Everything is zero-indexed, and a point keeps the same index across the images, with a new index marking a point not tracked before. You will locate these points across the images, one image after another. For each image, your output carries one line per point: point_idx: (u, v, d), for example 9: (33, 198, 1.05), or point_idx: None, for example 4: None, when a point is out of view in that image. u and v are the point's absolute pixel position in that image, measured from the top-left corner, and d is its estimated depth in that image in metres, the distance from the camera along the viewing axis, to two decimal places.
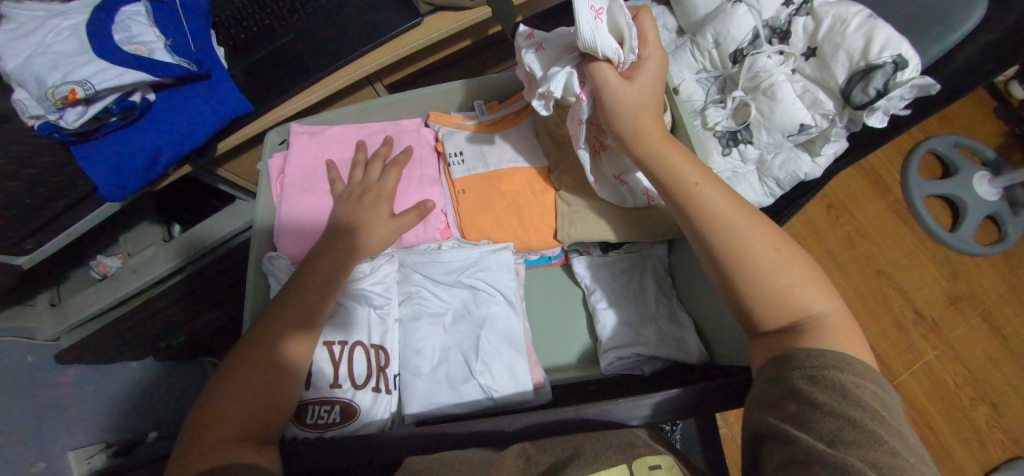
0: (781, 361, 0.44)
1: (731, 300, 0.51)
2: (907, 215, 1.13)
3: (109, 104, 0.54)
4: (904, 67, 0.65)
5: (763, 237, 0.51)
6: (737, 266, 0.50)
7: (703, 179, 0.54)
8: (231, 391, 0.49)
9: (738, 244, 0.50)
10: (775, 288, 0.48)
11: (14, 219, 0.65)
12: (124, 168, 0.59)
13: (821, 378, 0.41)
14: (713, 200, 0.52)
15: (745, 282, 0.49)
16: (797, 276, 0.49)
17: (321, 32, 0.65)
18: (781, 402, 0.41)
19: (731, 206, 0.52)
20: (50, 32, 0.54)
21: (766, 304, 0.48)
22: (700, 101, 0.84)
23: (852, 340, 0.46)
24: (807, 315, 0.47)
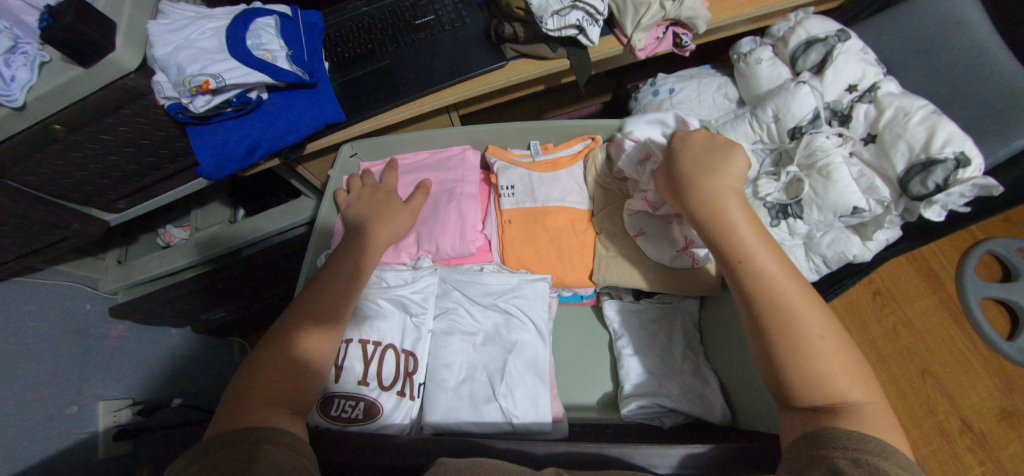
0: (815, 440, 0.44)
1: (769, 371, 0.51)
2: (960, 316, 1.08)
3: (231, 97, 0.63)
4: (967, 165, 0.66)
5: (815, 317, 0.50)
6: (784, 342, 0.49)
7: (759, 249, 0.54)
8: (264, 368, 0.52)
9: (786, 316, 0.50)
10: (817, 371, 0.48)
11: (119, 180, 0.74)
12: (227, 153, 0.66)
13: (865, 463, 0.41)
14: (766, 267, 0.53)
15: (790, 360, 0.49)
16: (843, 363, 0.48)
17: (414, 60, 0.73)
18: None
19: (786, 280, 0.52)
20: (196, 31, 0.64)
21: (807, 384, 0.48)
22: (753, 171, 0.87)
23: (890, 433, 0.46)
24: (845, 401, 0.47)
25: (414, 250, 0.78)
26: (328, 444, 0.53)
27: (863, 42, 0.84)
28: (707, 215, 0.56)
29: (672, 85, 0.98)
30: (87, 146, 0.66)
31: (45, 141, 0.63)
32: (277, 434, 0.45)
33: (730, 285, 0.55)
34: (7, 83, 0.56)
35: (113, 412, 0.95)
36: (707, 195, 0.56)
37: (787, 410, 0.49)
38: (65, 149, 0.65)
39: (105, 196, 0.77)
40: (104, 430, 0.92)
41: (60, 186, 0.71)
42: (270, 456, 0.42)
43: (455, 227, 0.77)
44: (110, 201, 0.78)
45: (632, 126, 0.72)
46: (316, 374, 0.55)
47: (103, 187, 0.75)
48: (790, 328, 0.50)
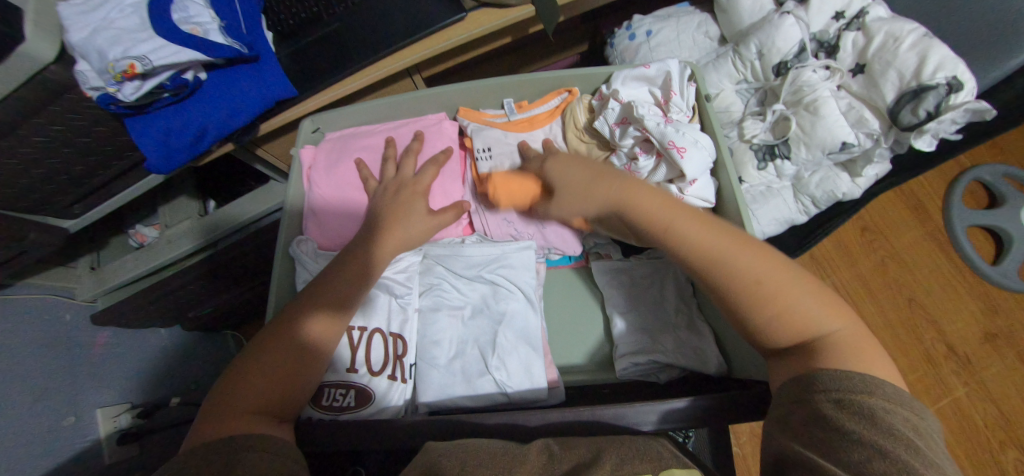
0: (803, 383, 0.44)
1: (741, 328, 0.51)
2: (947, 245, 1.09)
3: (164, 80, 0.56)
4: (960, 89, 0.63)
5: (762, 263, 0.50)
6: (739, 294, 0.50)
7: (682, 217, 0.53)
8: (261, 364, 0.51)
9: (731, 274, 0.50)
10: (778, 311, 0.48)
11: (65, 185, 0.68)
12: (173, 143, 0.61)
13: (848, 402, 0.41)
14: (690, 234, 0.52)
15: (747, 306, 0.49)
16: (798, 296, 0.48)
17: (366, 21, 0.67)
18: (806, 427, 0.40)
19: (716, 236, 0.52)
20: (113, 9, 0.57)
21: (775, 325, 0.48)
22: (739, 113, 0.83)
23: (871, 357, 0.45)
24: (815, 335, 0.47)
25: None
26: (316, 436, 0.52)
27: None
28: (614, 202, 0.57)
29: (650, 27, 0.91)
30: (19, 151, 0.60)
31: None
32: (268, 440, 0.45)
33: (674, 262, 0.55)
34: None
35: (112, 418, 0.94)
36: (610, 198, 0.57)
37: (774, 358, 0.49)
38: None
39: (55, 203, 0.71)
40: (106, 435, 0.91)
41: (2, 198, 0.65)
42: (249, 463, 0.41)
43: (439, 203, 0.72)
44: (62, 207, 0.73)
45: (620, 82, 0.70)
46: (316, 367, 0.55)
47: (51, 194, 0.69)
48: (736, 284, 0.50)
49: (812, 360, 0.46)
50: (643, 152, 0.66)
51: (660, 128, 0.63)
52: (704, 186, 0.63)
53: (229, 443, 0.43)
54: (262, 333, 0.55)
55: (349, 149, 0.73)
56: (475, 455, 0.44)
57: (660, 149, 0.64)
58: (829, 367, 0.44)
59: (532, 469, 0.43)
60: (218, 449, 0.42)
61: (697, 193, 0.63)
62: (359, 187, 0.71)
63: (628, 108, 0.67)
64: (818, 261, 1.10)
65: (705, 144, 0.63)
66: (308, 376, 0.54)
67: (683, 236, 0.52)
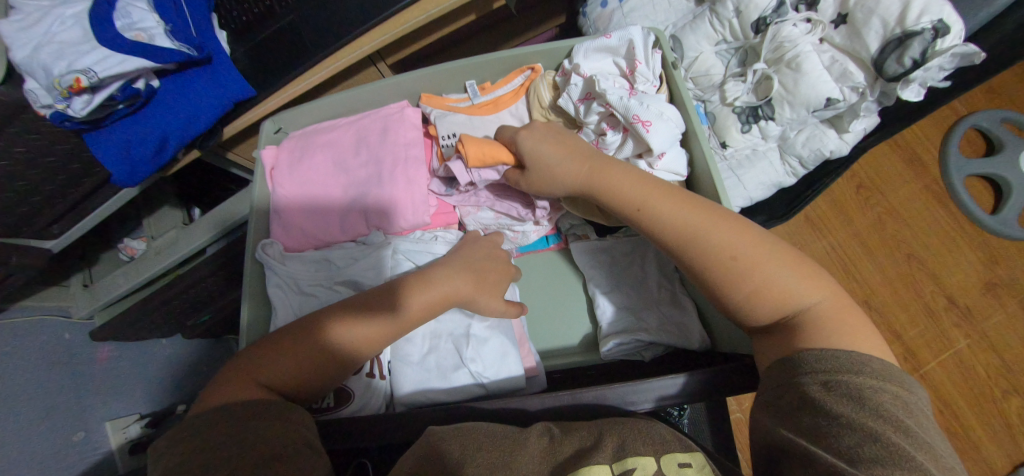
0: (787, 367, 0.41)
1: (720, 308, 0.49)
2: (943, 196, 1.06)
3: (115, 92, 0.55)
4: (946, 33, 0.60)
5: (735, 240, 0.48)
6: (715, 277, 0.48)
7: (654, 194, 0.53)
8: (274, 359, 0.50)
9: (704, 251, 0.49)
10: (753, 288, 0.46)
11: (37, 205, 0.68)
12: (135, 154, 0.60)
13: (837, 385, 0.38)
14: (664, 212, 0.52)
15: (724, 287, 0.48)
16: (777, 271, 0.46)
17: (321, 12, 0.64)
18: (795, 413, 0.38)
19: (689, 211, 0.51)
20: (54, 21, 0.54)
21: (751, 304, 0.46)
22: (719, 76, 0.80)
23: (849, 327, 0.43)
24: (793, 310, 0.45)
25: (363, 224, 0.66)
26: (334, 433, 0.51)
27: None
28: (582, 178, 0.58)
29: None
30: None
31: None
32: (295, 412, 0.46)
33: (651, 241, 0.54)
34: None
35: (122, 429, 0.99)
36: (581, 179, 0.58)
37: (756, 338, 0.48)
38: None
39: (32, 226, 0.71)
40: (119, 447, 0.98)
41: None
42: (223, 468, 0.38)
43: (396, 202, 0.65)
44: (41, 229, 0.73)
45: (581, 56, 0.67)
46: (340, 376, 0.53)
47: (26, 215, 0.69)
48: (712, 263, 0.48)
49: (792, 338, 0.44)
50: (610, 128, 0.64)
51: (623, 102, 0.60)
52: (674, 158, 0.60)
53: (248, 424, 0.43)
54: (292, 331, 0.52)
55: (312, 145, 0.70)
56: (474, 437, 0.44)
57: (625, 124, 0.61)
58: (812, 347, 0.42)
59: (532, 454, 0.44)
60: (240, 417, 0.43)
61: (667, 167, 0.60)
62: (324, 186, 0.68)
63: (591, 83, 0.65)
64: (814, 223, 1.07)
65: (671, 116, 0.60)
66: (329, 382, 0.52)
67: (658, 215, 0.52)
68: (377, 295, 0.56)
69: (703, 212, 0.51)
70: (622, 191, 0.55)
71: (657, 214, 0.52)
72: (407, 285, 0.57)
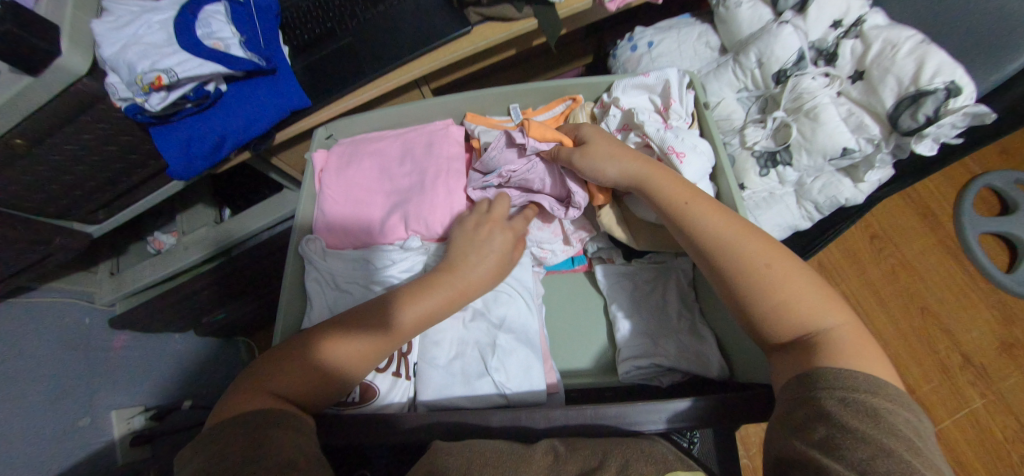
0: (805, 381, 0.43)
1: (741, 318, 0.51)
2: (957, 252, 1.07)
3: (188, 92, 0.60)
4: (958, 94, 0.63)
5: (767, 254, 0.51)
6: (745, 287, 0.50)
7: (696, 201, 0.56)
8: (286, 365, 0.52)
9: (736, 257, 0.51)
10: (780, 300, 0.48)
11: (92, 191, 0.73)
12: (193, 150, 0.65)
13: (854, 401, 0.40)
14: (703, 217, 0.55)
15: (752, 293, 0.49)
16: (810, 293, 0.48)
17: (378, 36, 0.70)
18: (809, 425, 0.40)
19: (727, 222, 0.54)
20: (142, 26, 0.61)
21: (774, 316, 0.48)
22: (740, 121, 0.84)
23: (869, 353, 0.45)
24: (815, 330, 0.47)
25: (402, 227, 0.69)
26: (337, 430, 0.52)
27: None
28: (626, 178, 0.61)
29: (651, 39, 0.92)
30: (52, 160, 0.64)
31: (5, 158, 0.60)
32: (297, 422, 0.46)
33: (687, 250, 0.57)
34: None
35: (127, 420, 0.99)
36: (624, 180, 0.62)
37: (774, 354, 0.49)
38: (29, 164, 0.63)
39: (82, 209, 0.76)
40: (121, 438, 0.96)
41: (32, 202, 0.70)
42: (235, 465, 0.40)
43: (437, 207, 0.69)
44: (88, 213, 0.77)
45: (620, 90, 0.72)
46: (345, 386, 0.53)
47: (79, 199, 0.73)
48: (743, 269, 0.51)
49: (811, 353, 0.45)
50: None
51: (660, 134, 0.64)
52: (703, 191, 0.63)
53: (253, 428, 0.43)
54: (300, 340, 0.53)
55: (360, 152, 0.75)
56: (480, 455, 0.45)
57: (659, 155, 0.65)
58: (830, 365, 0.43)
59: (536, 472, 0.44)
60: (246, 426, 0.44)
61: None
62: (369, 190, 0.72)
63: (629, 115, 0.69)
64: (828, 269, 1.09)
65: (704, 150, 0.64)
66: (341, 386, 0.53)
67: (696, 218, 0.55)
68: (372, 307, 0.56)
69: (740, 226, 0.54)
70: (664, 193, 0.58)
71: (695, 217, 0.55)
72: (400, 295, 0.58)
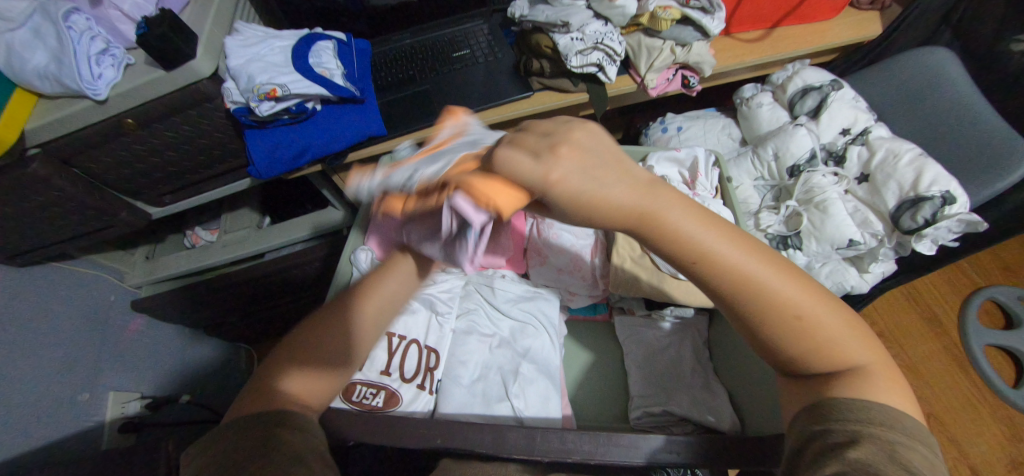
0: (817, 414, 0.41)
1: (765, 352, 0.45)
2: (963, 361, 1.09)
3: (291, 105, 0.72)
4: (953, 203, 0.71)
5: (800, 295, 0.42)
6: (771, 326, 0.43)
7: (725, 238, 0.42)
8: (258, 390, 0.47)
9: (768, 305, 0.42)
10: (819, 343, 0.43)
11: (170, 175, 0.81)
12: (278, 153, 0.74)
13: (872, 436, 0.38)
14: (733, 256, 0.42)
15: (785, 340, 0.43)
16: (838, 320, 0.43)
17: (452, 88, 0.83)
18: (822, 458, 0.37)
19: (757, 264, 0.42)
20: (265, 47, 0.73)
21: (807, 359, 0.43)
22: (755, 206, 0.93)
23: (898, 390, 0.42)
24: (851, 367, 0.43)
25: None
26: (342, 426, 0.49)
27: (773, 101, 0.96)
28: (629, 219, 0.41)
29: (680, 124, 1.04)
30: (150, 142, 0.73)
31: (115, 133, 0.70)
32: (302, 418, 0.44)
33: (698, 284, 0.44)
34: (94, 80, 0.64)
35: (122, 404, 1.00)
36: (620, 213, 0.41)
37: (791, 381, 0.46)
38: (131, 142, 0.72)
39: (156, 190, 0.84)
40: (111, 420, 0.97)
41: (118, 176, 0.78)
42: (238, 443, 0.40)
43: None
44: (158, 194, 0.85)
45: (654, 160, 0.80)
46: (334, 383, 0.51)
47: (157, 180, 0.82)
48: (780, 319, 0.42)
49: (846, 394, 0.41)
50: None
51: None
52: None
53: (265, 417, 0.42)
54: (274, 361, 0.51)
55: None
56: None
57: None
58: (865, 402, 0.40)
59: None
60: (272, 419, 0.42)
61: None
62: None
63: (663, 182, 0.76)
64: None
65: (727, 218, 0.71)
66: (329, 387, 0.51)
67: (725, 259, 0.41)
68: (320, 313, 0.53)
69: (771, 260, 0.43)
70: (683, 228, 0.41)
71: (724, 258, 0.41)
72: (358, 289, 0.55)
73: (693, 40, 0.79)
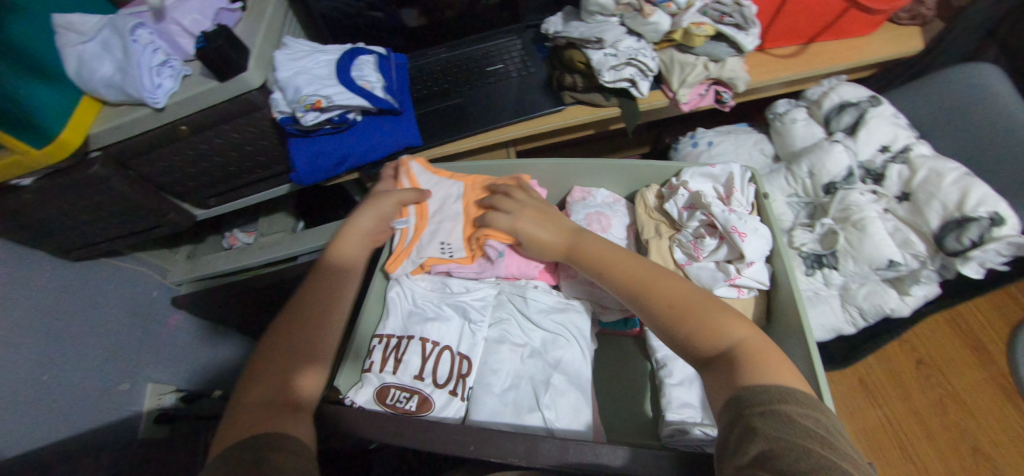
0: (731, 401, 0.42)
1: (670, 345, 0.52)
2: (1015, 393, 1.03)
3: (333, 116, 0.76)
4: (1002, 224, 0.69)
5: (675, 290, 0.54)
6: (663, 317, 0.52)
7: (611, 253, 0.61)
8: (251, 398, 0.48)
9: (652, 299, 0.54)
10: (698, 325, 0.49)
11: (217, 179, 0.86)
12: (319, 162, 0.79)
13: (773, 412, 0.39)
14: (621, 267, 0.58)
15: (672, 327, 0.51)
16: (716, 311, 0.50)
17: (485, 101, 0.86)
18: (744, 441, 0.38)
19: (639, 269, 0.58)
20: (312, 61, 0.77)
21: (695, 341, 0.49)
22: (788, 223, 0.91)
23: (778, 360, 0.45)
24: (730, 344, 0.47)
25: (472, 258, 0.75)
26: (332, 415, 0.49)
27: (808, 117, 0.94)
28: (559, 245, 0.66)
29: (711, 139, 1.03)
30: (200, 147, 0.77)
31: (169, 138, 0.74)
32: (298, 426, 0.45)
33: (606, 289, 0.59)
34: (154, 89, 0.68)
35: (159, 395, 1.04)
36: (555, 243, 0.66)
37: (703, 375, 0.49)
38: (184, 147, 0.77)
39: (202, 193, 0.89)
40: (148, 411, 1.01)
41: (168, 179, 0.83)
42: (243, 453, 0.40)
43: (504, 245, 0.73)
44: (204, 198, 0.90)
45: (689, 175, 0.78)
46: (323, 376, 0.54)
47: (204, 184, 0.86)
48: (666, 311, 0.52)
49: (732, 368, 0.45)
50: (708, 234, 0.72)
51: (724, 214, 0.69)
52: (760, 271, 0.68)
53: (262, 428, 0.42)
54: (259, 371, 0.51)
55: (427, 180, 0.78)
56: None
57: (722, 232, 0.70)
58: (753, 378, 0.43)
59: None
60: (253, 442, 0.41)
61: (753, 276, 0.68)
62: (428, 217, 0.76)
63: (696, 195, 0.74)
64: (868, 385, 1.07)
65: (764, 233, 0.69)
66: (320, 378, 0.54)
67: (616, 270, 0.58)
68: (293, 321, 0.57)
69: (652, 270, 0.57)
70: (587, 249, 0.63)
71: (615, 270, 0.58)
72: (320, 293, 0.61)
73: (727, 55, 0.79)
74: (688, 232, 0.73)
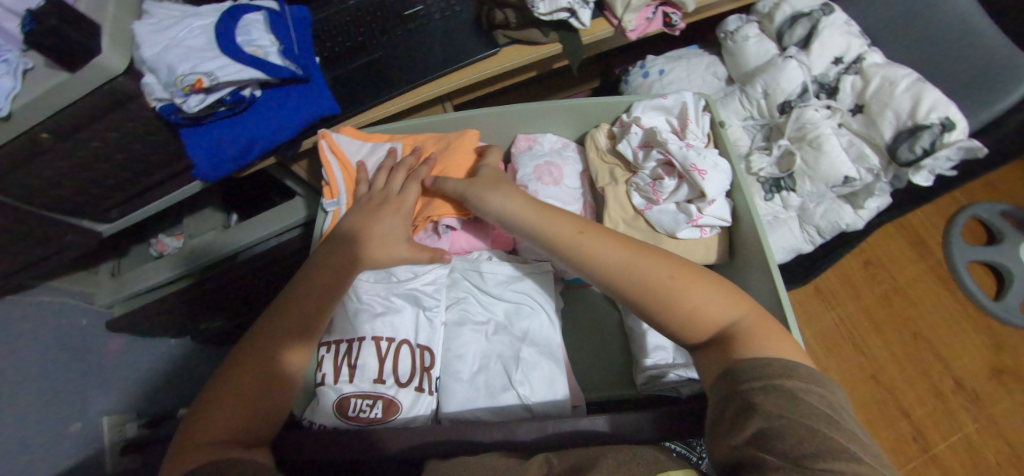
0: (726, 377, 0.39)
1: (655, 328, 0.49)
2: (948, 280, 1.12)
3: (224, 95, 0.64)
4: (952, 128, 0.68)
5: (661, 269, 0.49)
6: (647, 300, 0.48)
7: (587, 226, 0.54)
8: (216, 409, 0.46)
9: (638, 280, 0.48)
10: (689, 307, 0.46)
11: (109, 189, 0.72)
12: (222, 151, 0.67)
13: (773, 386, 0.36)
14: (603, 247, 0.51)
15: (660, 312, 0.47)
16: (705, 290, 0.47)
17: (408, 53, 0.74)
18: (736, 420, 0.35)
19: (616, 249, 0.51)
20: (183, 29, 0.64)
21: (685, 325, 0.46)
22: (745, 147, 0.86)
23: (776, 336, 0.43)
24: (725, 325, 0.45)
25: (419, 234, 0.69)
26: (297, 447, 0.46)
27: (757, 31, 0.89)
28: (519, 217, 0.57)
29: (662, 66, 0.96)
30: (75, 156, 0.64)
31: (29, 151, 0.60)
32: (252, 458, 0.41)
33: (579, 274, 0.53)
34: None
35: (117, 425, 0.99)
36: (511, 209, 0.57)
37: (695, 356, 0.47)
38: (53, 159, 0.63)
39: (96, 205, 0.75)
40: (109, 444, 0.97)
41: (48, 197, 0.69)
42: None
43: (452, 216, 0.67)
44: (101, 210, 0.76)
45: (640, 111, 0.72)
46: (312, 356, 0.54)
47: (95, 195, 0.73)
48: (652, 291, 0.48)
49: (730, 347, 0.43)
50: (666, 175, 0.68)
51: (682, 151, 0.65)
52: (721, 207, 0.65)
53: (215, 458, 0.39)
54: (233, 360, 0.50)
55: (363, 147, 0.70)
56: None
57: (681, 172, 0.65)
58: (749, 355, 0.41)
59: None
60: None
61: (714, 214, 0.64)
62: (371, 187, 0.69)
63: (651, 133, 0.69)
64: (823, 293, 1.13)
65: (724, 168, 0.65)
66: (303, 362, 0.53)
67: (595, 249, 0.51)
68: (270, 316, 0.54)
69: (637, 249, 0.52)
70: (555, 222, 0.55)
71: (594, 249, 0.51)
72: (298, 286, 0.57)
73: None
74: (643, 174, 0.69)
